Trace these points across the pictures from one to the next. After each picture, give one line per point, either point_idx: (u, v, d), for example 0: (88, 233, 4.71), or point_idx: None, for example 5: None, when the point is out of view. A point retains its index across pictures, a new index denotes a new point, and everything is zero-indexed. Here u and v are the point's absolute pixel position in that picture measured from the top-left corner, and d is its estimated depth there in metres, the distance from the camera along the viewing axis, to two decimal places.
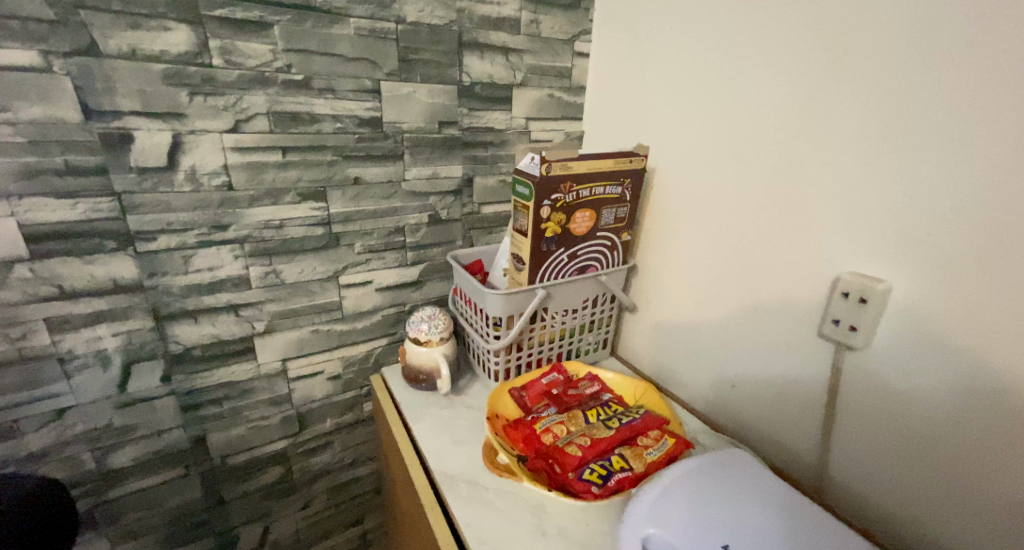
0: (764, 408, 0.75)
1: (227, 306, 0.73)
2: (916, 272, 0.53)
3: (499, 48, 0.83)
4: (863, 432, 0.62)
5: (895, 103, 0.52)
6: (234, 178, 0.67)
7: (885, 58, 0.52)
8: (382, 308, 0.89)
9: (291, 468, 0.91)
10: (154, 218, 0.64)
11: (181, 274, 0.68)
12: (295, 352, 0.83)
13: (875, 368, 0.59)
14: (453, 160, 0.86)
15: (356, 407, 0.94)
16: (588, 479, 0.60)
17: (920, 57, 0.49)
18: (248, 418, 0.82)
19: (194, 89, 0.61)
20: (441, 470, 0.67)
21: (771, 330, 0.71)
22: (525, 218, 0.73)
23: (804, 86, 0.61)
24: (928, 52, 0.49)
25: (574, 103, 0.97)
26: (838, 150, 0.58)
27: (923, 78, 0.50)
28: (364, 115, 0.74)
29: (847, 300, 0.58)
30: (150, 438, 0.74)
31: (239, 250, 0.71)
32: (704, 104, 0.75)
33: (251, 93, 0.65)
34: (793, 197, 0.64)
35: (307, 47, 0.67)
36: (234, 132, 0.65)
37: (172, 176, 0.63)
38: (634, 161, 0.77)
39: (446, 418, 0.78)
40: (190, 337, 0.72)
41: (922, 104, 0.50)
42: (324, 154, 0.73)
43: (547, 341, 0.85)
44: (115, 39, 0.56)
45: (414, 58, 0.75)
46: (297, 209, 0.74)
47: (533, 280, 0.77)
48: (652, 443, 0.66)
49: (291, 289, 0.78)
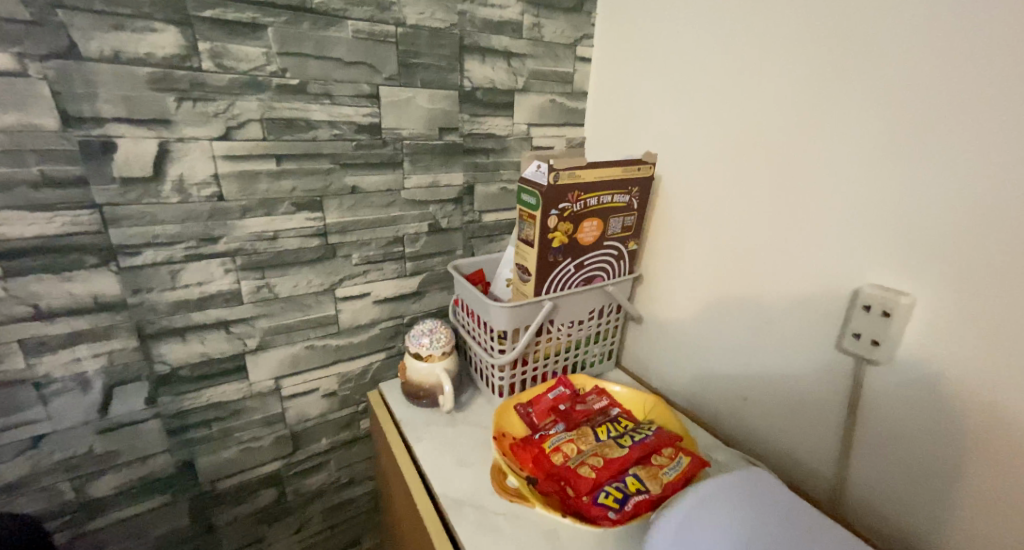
0: (777, 422, 0.73)
1: (217, 323, 0.70)
2: (942, 284, 0.51)
3: (501, 52, 0.80)
4: (882, 448, 0.60)
5: (907, 106, 0.51)
6: (225, 188, 0.64)
7: (894, 61, 0.51)
8: (380, 321, 0.85)
9: (285, 490, 0.87)
10: (139, 231, 0.60)
11: (169, 290, 0.64)
12: (290, 369, 0.79)
13: (894, 383, 0.57)
14: (454, 168, 0.83)
15: (353, 424, 0.90)
16: (604, 504, 0.58)
17: (932, 60, 0.48)
18: (239, 439, 0.78)
19: (183, 94, 0.58)
20: (446, 494, 0.64)
21: (783, 342, 0.69)
22: (531, 228, 0.70)
23: (810, 92, 0.59)
24: (941, 54, 0.47)
25: (576, 109, 0.95)
26: (848, 157, 0.57)
27: (937, 81, 0.48)
28: (362, 122, 0.71)
29: (868, 314, 0.57)
30: (134, 464, 0.69)
31: (230, 264, 0.67)
32: (709, 108, 0.72)
33: (243, 98, 0.61)
34: (803, 206, 0.62)
35: (302, 50, 0.63)
36: (225, 140, 0.62)
37: (159, 187, 0.59)
38: (642, 169, 0.75)
39: (450, 436, 0.75)
40: (178, 356, 0.68)
41: (937, 109, 0.48)
42: (321, 161, 0.69)
43: (553, 354, 0.83)
44: (97, 41, 0.52)
45: (414, 62, 0.72)
46: (292, 220, 0.70)
47: (539, 292, 0.74)
48: (667, 462, 0.64)
49: (285, 303, 0.74)
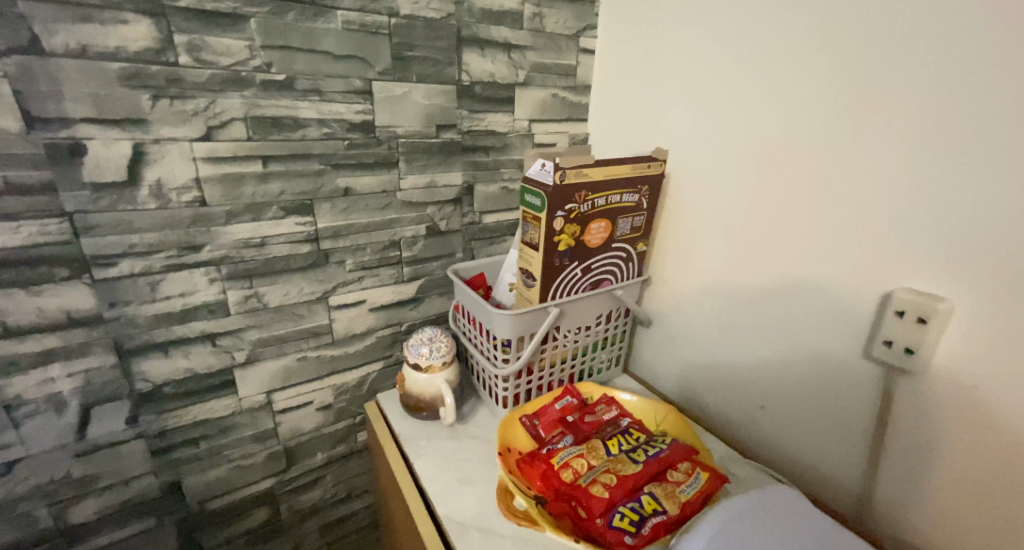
0: (795, 433, 0.70)
1: (203, 336, 0.65)
2: (983, 288, 0.47)
3: (500, 44, 0.76)
4: (916, 463, 0.56)
5: (947, 98, 0.47)
6: (208, 193, 0.59)
7: (930, 50, 0.47)
8: (377, 329, 0.81)
9: (279, 508, 0.83)
10: (114, 240, 0.55)
11: (148, 303, 0.60)
12: (282, 382, 0.75)
13: (933, 394, 0.53)
14: (453, 167, 0.79)
15: (349, 437, 0.86)
16: (620, 528, 0.54)
17: (974, 48, 0.44)
18: (229, 457, 0.74)
19: (158, 91, 0.53)
20: (449, 516, 0.60)
21: (805, 351, 0.66)
22: (536, 231, 0.66)
23: (836, 84, 0.55)
24: (985, 41, 0.44)
25: (579, 103, 0.90)
26: (881, 153, 0.53)
27: (980, 70, 0.44)
28: (354, 119, 0.67)
29: (901, 320, 0.53)
30: (116, 487, 0.65)
31: (215, 273, 0.63)
32: (721, 102, 0.68)
33: (225, 95, 0.57)
34: (830, 207, 0.58)
35: (288, 43, 0.59)
36: (206, 140, 0.57)
37: (134, 192, 0.55)
38: (652, 167, 0.71)
39: (452, 452, 0.71)
40: (160, 373, 0.64)
41: (981, 100, 0.45)
42: (311, 162, 0.65)
43: (558, 362, 0.79)
44: (62, 34, 0.47)
45: (410, 55, 0.68)
46: (281, 225, 0.66)
47: (545, 298, 0.70)
48: (684, 479, 0.60)
49: (275, 314, 0.70)
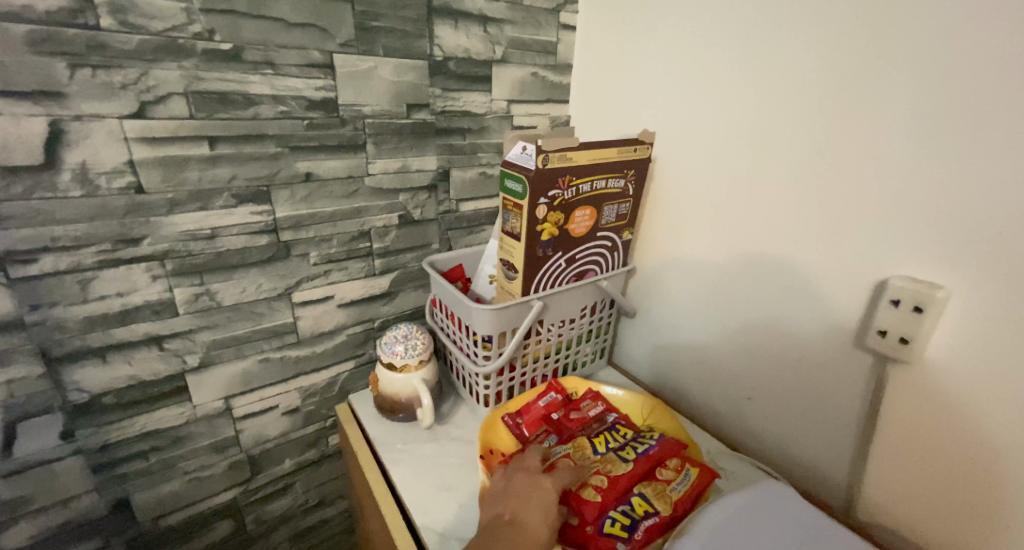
0: (782, 425, 0.68)
1: (147, 340, 0.59)
2: (981, 274, 0.45)
3: (476, 17, 0.70)
4: (909, 458, 0.55)
5: (946, 82, 0.44)
6: (144, 178, 0.52)
7: (925, 29, 0.44)
8: (346, 327, 0.76)
9: (244, 520, 0.78)
10: (33, 233, 0.48)
11: (79, 304, 0.53)
12: (241, 387, 0.69)
13: (924, 387, 0.51)
14: (426, 151, 0.73)
15: (320, 442, 0.81)
16: (612, 535, 0.51)
17: (971, 26, 0.41)
18: (185, 469, 0.68)
19: (78, 59, 0.46)
20: (427, 526, 0.56)
21: (795, 344, 0.63)
22: (516, 220, 0.61)
23: (839, 59, 0.51)
24: (985, 18, 0.41)
25: (561, 83, 0.85)
26: (876, 138, 0.49)
27: (978, 49, 0.41)
28: (314, 96, 0.60)
29: (897, 310, 0.50)
30: (53, 509, 0.59)
31: (158, 269, 0.56)
32: (710, 79, 0.64)
33: (159, 65, 0.50)
34: (826, 193, 0.55)
35: (232, 7, 0.52)
36: (139, 118, 0.50)
37: (55, 178, 0.48)
38: (638, 150, 0.67)
39: (431, 455, 0.67)
40: (98, 382, 0.57)
41: (979, 82, 0.42)
42: (266, 144, 0.58)
43: (541, 357, 0.75)
44: None
45: (375, 26, 0.62)
46: (233, 215, 0.59)
47: (528, 291, 0.66)
48: (674, 476, 0.57)
49: (230, 313, 0.64)
